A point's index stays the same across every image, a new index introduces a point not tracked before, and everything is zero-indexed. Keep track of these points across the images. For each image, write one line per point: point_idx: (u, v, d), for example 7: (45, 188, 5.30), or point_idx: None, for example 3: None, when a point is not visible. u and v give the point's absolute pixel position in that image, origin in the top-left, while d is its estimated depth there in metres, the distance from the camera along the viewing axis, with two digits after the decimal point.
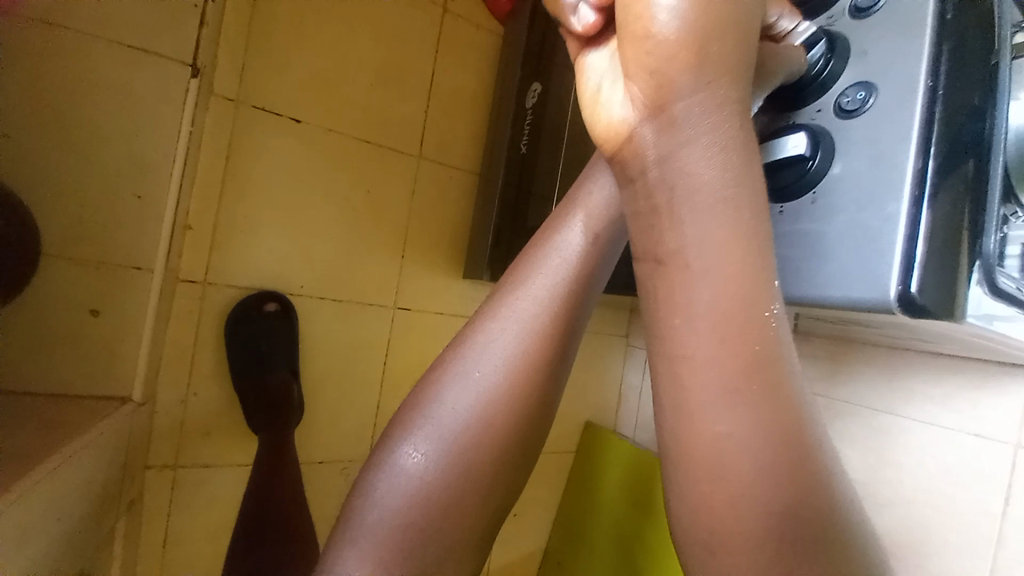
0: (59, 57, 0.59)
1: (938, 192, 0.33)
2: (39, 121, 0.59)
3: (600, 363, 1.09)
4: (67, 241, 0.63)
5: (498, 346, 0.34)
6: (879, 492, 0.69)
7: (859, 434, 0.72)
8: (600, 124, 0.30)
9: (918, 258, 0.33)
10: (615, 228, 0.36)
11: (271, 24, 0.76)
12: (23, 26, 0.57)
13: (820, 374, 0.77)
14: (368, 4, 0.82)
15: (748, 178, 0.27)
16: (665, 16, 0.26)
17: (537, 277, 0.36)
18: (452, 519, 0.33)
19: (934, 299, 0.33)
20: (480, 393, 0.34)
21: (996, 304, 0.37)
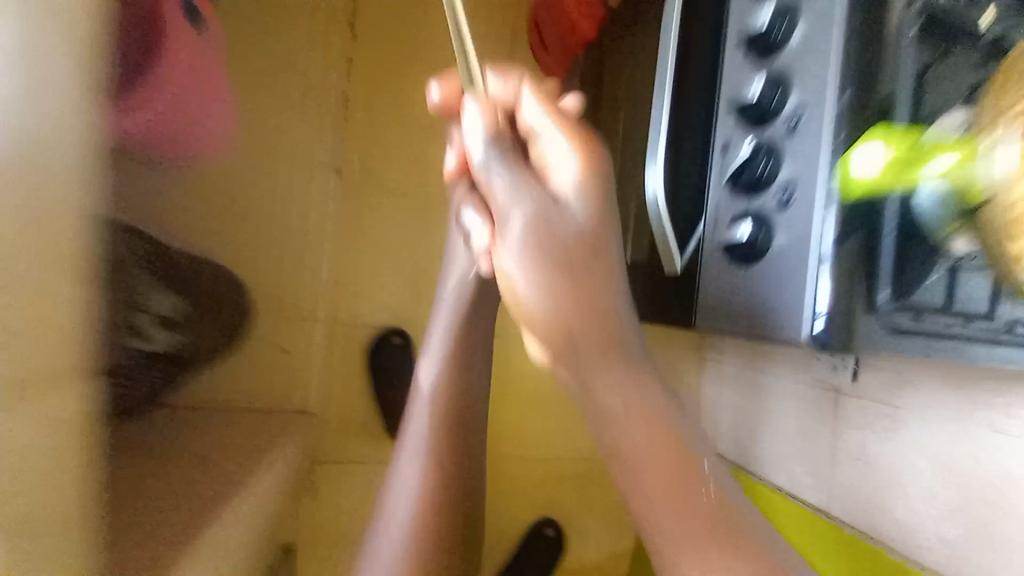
0: (257, 185, 0.92)
1: (834, 264, 0.49)
2: (249, 228, 0.93)
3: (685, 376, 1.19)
4: (271, 302, 0.98)
5: (420, 446, 0.53)
6: (959, 505, 0.70)
7: (930, 447, 0.73)
8: (533, 356, 0.43)
9: (820, 313, 0.50)
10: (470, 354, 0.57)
11: (387, 131, 1.07)
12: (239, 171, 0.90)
13: (882, 386, 0.78)
14: (453, 98, 1.09)
15: (621, 334, 0.41)
16: (527, 299, 0.40)
17: (417, 409, 0.55)
18: (454, 516, 0.53)
19: (834, 337, 0.49)
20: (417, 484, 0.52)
21: (898, 336, 0.50)
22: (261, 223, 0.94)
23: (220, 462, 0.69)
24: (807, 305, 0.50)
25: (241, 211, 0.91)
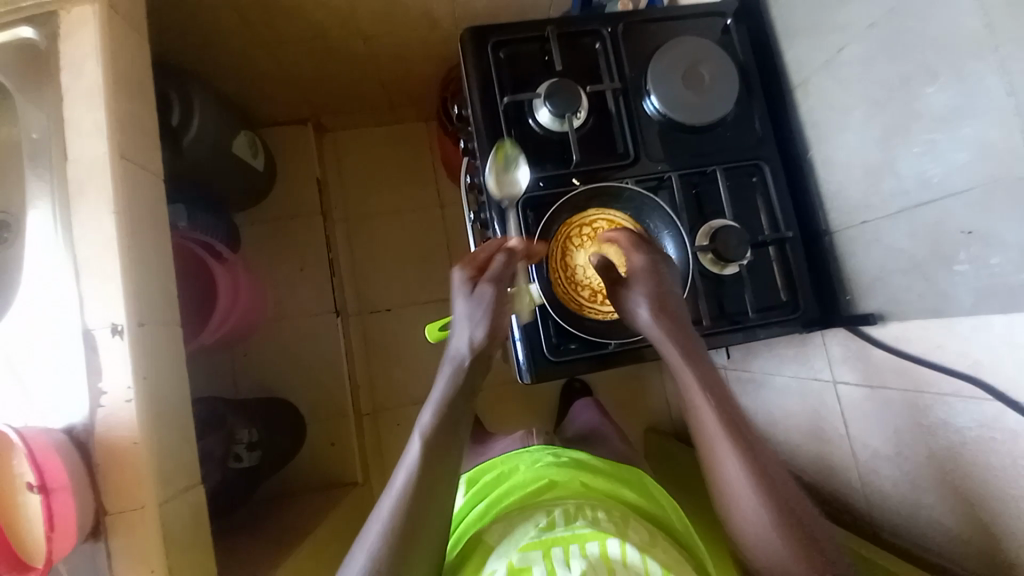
0: (294, 337, 1.51)
1: (517, 334, 0.78)
2: (294, 365, 1.50)
3: (644, 378, 1.57)
4: (317, 411, 1.49)
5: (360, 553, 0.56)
6: (861, 456, 0.83)
7: (818, 419, 0.91)
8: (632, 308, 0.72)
9: (520, 363, 0.78)
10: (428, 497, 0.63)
11: (369, 270, 1.61)
12: (282, 331, 1.51)
13: (763, 366, 1.04)
14: (408, 233, 1.63)
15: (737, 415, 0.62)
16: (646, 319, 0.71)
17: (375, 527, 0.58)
18: None
19: (529, 376, 0.77)
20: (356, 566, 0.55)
21: (567, 358, 0.77)
22: (300, 361, 1.50)
23: (300, 524, 1.15)
24: (515, 351, 0.79)
25: (290, 354, 1.50)
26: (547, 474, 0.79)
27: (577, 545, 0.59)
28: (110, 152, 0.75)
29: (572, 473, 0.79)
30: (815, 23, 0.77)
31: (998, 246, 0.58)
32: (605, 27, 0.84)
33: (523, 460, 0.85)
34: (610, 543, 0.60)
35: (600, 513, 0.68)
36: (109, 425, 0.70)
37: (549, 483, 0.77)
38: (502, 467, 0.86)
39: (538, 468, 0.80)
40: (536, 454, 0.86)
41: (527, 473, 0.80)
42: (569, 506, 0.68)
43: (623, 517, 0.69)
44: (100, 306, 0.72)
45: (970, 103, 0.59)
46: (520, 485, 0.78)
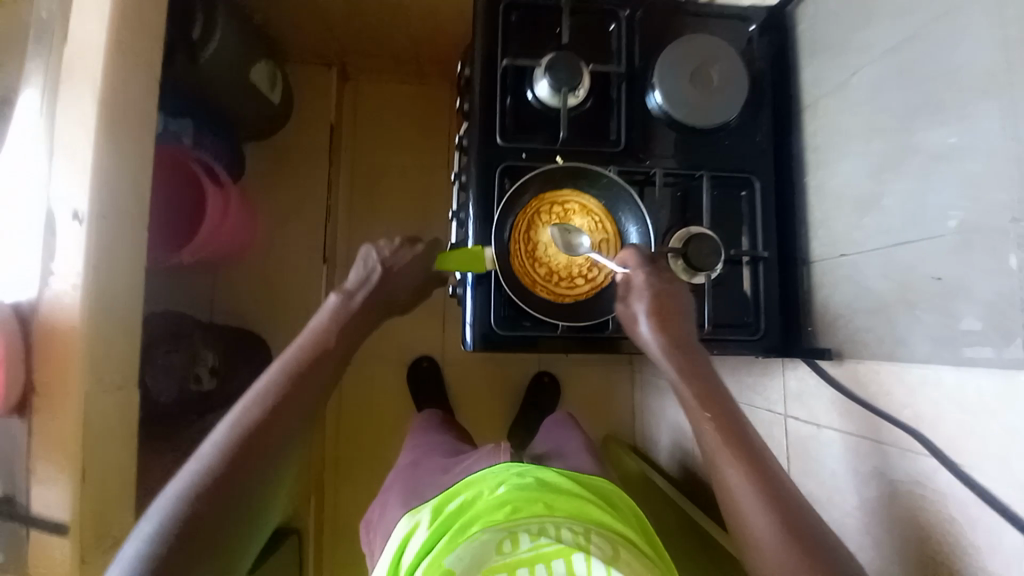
0: (278, 274, 1.52)
1: (470, 297, 0.75)
2: (272, 301, 1.51)
3: (613, 383, 1.55)
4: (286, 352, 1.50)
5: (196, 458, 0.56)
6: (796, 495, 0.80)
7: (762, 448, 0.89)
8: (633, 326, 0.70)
9: (466, 327, 0.76)
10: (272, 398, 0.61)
11: (364, 223, 1.61)
12: (267, 266, 1.52)
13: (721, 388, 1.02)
14: (410, 195, 1.63)
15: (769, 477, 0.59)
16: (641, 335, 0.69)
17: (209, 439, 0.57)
18: None
19: (472, 342, 0.75)
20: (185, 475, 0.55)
21: (514, 333, 0.75)
22: (278, 298, 1.52)
23: None
24: (464, 319, 0.77)
25: (271, 290, 1.52)
26: (511, 498, 0.67)
27: (543, 566, 0.59)
28: (106, 42, 0.76)
29: (538, 494, 0.68)
30: (837, 43, 0.74)
31: (966, 297, 0.55)
32: (622, 10, 0.82)
33: (479, 483, 0.71)
34: (576, 561, 0.60)
35: (562, 527, 0.63)
36: (54, 304, 0.71)
37: (514, 508, 0.65)
38: (451, 493, 0.71)
39: (499, 494, 0.68)
40: (495, 474, 0.72)
41: (487, 499, 0.67)
42: (532, 523, 0.63)
43: (588, 529, 0.64)
44: (68, 190, 0.73)
45: (968, 145, 0.55)
46: (480, 516, 0.65)
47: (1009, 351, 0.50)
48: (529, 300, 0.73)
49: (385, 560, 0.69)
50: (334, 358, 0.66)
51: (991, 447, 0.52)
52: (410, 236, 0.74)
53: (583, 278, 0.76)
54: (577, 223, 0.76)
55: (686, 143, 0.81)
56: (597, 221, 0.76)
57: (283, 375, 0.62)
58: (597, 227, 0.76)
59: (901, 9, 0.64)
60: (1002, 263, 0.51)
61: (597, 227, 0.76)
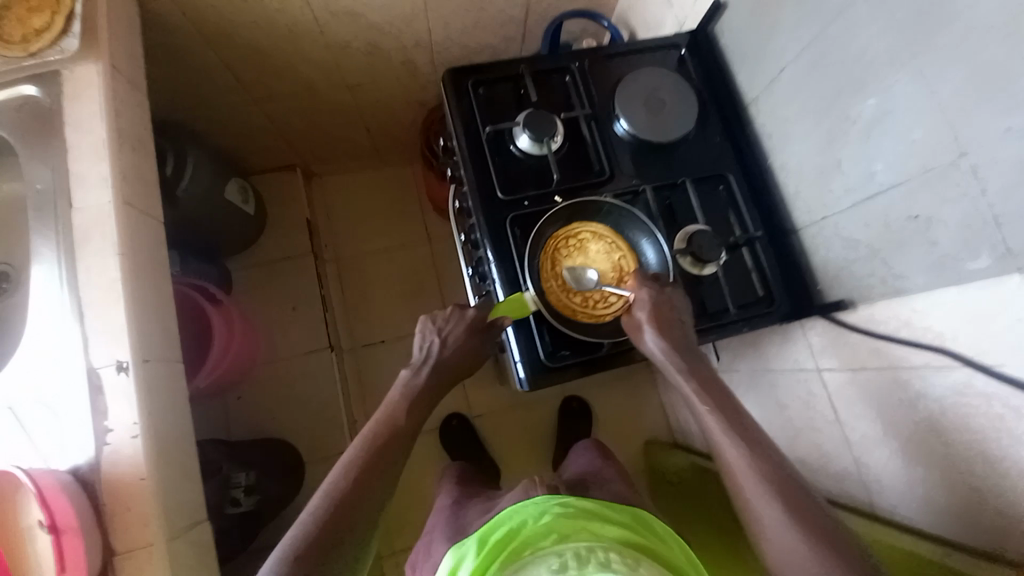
0: (288, 376, 1.51)
1: (516, 339, 0.80)
2: (289, 403, 1.49)
3: (638, 390, 1.60)
4: (315, 451, 1.47)
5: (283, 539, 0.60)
6: (851, 439, 0.86)
7: (806, 406, 0.95)
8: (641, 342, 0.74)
9: (518, 369, 0.80)
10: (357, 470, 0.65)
11: (361, 305, 1.64)
12: (277, 371, 1.51)
13: (750, 363, 1.09)
14: (399, 266, 1.68)
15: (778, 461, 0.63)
16: (652, 349, 0.73)
17: (298, 517, 0.61)
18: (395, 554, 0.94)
19: (527, 382, 0.79)
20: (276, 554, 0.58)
21: (563, 362, 0.80)
22: (294, 399, 1.50)
23: None
24: (514, 362, 0.81)
25: (286, 394, 1.50)
26: (556, 528, 0.66)
27: None
28: (114, 199, 0.79)
29: (583, 520, 0.67)
30: (758, 49, 0.87)
31: (939, 225, 0.64)
32: (573, 63, 0.93)
33: (521, 513, 0.70)
34: None
35: (610, 552, 0.61)
36: (114, 461, 0.70)
37: (561, 534, 0.65)
38: (495, 523, 0.70)
39: (545, 522, 0.67)
40: (538, 504, 0.71)
41: (534, 526, 0.67)
42: (579, 548, 0.61)
43: (636, 557, 0.61)
44: (107, 344, 0.74)
45: (895, 106, 0.67)
46: (528, 542, 0.65)
47: (993, 260, 0.59)
48: (572, 327, 0.80)
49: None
50: (406, 432, 0.70)
51: (1009, 340, 0.59)
52: (458, 303, 0.72)
53: (614, 296, 0.82)
54: (593, 249, 0.83)
55: (660, 159, 0.91)
56: (610, 242, 0.83)
57: (366, 455, 0.66)
58: (611, 249, 0.83)
59: (802, 13, 0.77)
60: (960, 192, 0.61)
61: (613, 248, 0.83)
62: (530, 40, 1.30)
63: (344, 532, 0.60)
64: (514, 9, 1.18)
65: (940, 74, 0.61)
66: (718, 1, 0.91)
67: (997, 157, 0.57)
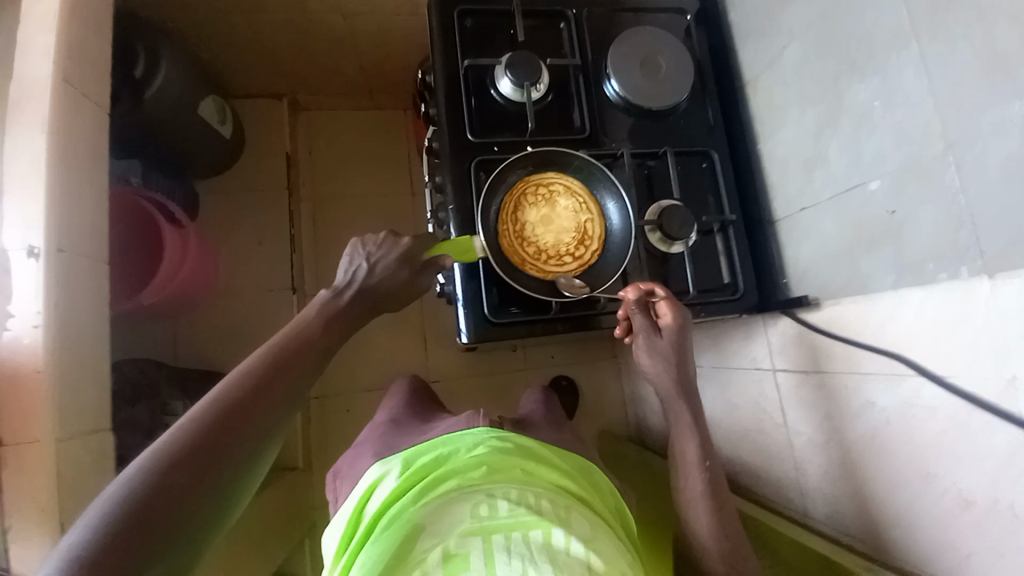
0: (245, 311, 1.47)
1: (463, 289, 0.75)
2: (241, 339, 1.45)
3: (602, 378, 1.56)
4: None
5: (158, 441, 0.44)
6: (795, 446, 0.83)
7: (755, 407, 0.92)
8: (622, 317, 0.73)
9: (460, 321, 0.76)
10: (262, 372, 0.52)
11: (331, 250, 1.58)
12: (234, 303, 1.47)
13: (709, 359, 1.05)
14: (377, 216, 1.62)
15: None
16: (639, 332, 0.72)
17: (179, 418, 0.47)
18: None
19: (468, 335, 0.75)
20: (151, 457, 0.43)
21: (508, 321, 0.75)
22: (247, 335, 1.45)
23: None
24: (457, 312, 0.76)
25: (240, 328, 1.45)
26: (488, 460, 0.63)
27: (518, 534, 0.54)
28: (52, 74, 0.73)
29: (520, 457, 0.65)
30: (765, 23, 0.81)
31: (914, 221, 0.60)
32: (570, 9, 0.87)
33: (456, 441, 0.67)
34: (554, 533, 0.54)
35: (543, 500, 0.58)
36: (14, 347, 0.66)
37: (491, 470, 0.62)
38: (427, 446, 0.67)
39: (477, 453, 0.64)
40: (476, 434, 0.67)
41: (464, 457, 0.63)
42: (514, 490, 0.59)
43: (569, 506, 0.60)
44: (23, 227, 0.69)
45: (890, 89, 0.62)
46: (455, 472, 0.62)
47: (966, 265, 0.55)
48: (527, 284, 0.75)
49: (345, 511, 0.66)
50: (330, 347, 0.58)
51: (966, 350, 0.56)
52: (393, 229, 0.67)
53: (571, 257, 0.77)
54: (561, 204, 0.78)
55: (646, 125, 0.86)
56: (580, 200, 0.78)
57: (273, 352, 0.55)
58: (577, 208, 0.78)
59: None
60: (940, 188, 0.57)
61: (581, 208, 0.78)
62: None
63: (242, 424, 0.48)
64: None
65: (942, 54, 0.56)
66: None
67: (988, 148, 0.52)
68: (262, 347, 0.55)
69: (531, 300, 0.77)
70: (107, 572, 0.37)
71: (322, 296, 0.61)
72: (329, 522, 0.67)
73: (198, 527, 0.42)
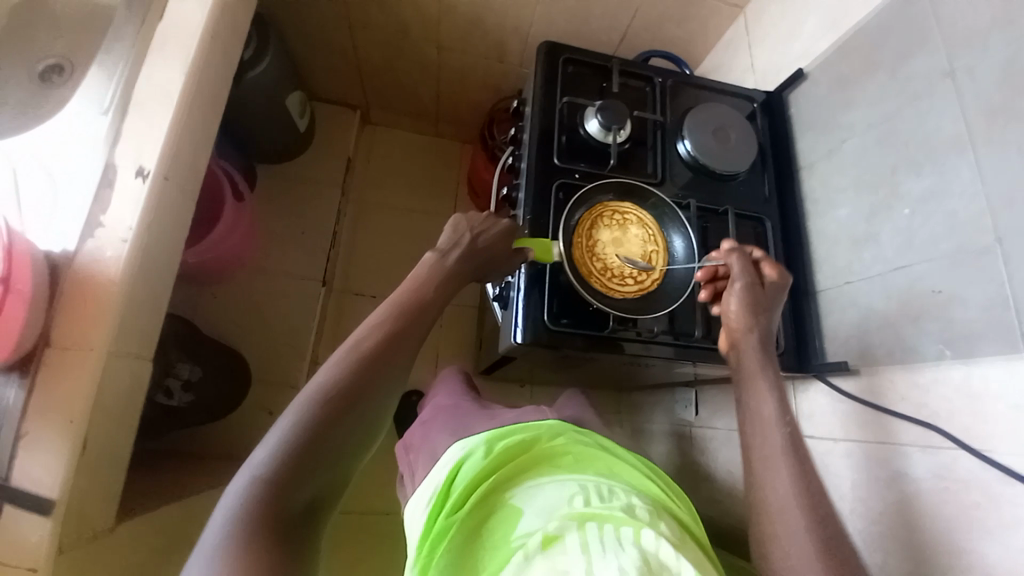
0: (270, 295, 1.47)
1: (526, 291, 0.79)
2: (258, 319, 1.45)
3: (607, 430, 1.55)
4: (266, 376, 1.41)
5: (310, 388, 0.49)
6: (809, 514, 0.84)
7: None
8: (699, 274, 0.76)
9: (516, 322, 0.79)
10: (381, 322, 0.55)
11: (366, 254, 1.62)
12: (261, 284, 1.47)
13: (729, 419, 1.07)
14: (418, 232, 1.68)
15: None
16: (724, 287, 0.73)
17: (322, 366, 0.51)
18: None
19: (523, 336, 0.77)
20: (306, 400, 0.48)
21: (562, 330, 0.78)
22: (264, 317, 1.45)
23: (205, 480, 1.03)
24: (515, 313, 0.79)
25: (260, 309, 1.46)
26: (573, 451, 0.60)
27: (610, 525, 0.48)
28: (203, 25, 0.79)
29: (602, 454, 0.61)
30: (826, 120, 0.92)
31: (964, 304, 0.66)
32: (657, 76, 0.99)
33: (536, 428, 0.64)
34: (644, 533, 0.48)
35: (634, 499, 0.53)
36: (93, 256, 0.67)
37: (577, 460, 0.59)
38: (507, 431, 0.63)
39: (559, 442, 0.61)
40: (553, 426, 0.64)
41: (548, 445, 0.60)
42: (600, 484, 0.54)
43: (658, 511, 0.54)
44: (138, 149, 0.73)
45: (946, 188, 0.70)
46: (539, 460, 0.59)
47: (1009, 347, 0.60)
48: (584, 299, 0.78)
49: (427, 489, 0.60)
50: (435, 304, 0.60)
51: (1005, 426, 0.59)
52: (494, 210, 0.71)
53: (632, 282, 0.81)
54: (632, 233, 0.84)
55: (710, 186, 0.94)
56: (650, 233, 0.84)
57: (400, 312, 0.57)
58: (644, 239, 0.83)
59: (878, 94, 0.83)
60: (989, 275, 0.64)
61: (649, 239, 0.84)
62: None
63: (378, 375, 0.51)
64: (614, 32, 1.26)
65: (997, 164, 0.65)
66: (803, 70, 0.98)
67: None
68: (383, 303, 0.57)
69: (588, 316, 0.80)
70: (278, 497, 0.42)
71: (430, 257, 0.63)
72: (410, 501, 0.63)
73: (343, 460, 0.47)
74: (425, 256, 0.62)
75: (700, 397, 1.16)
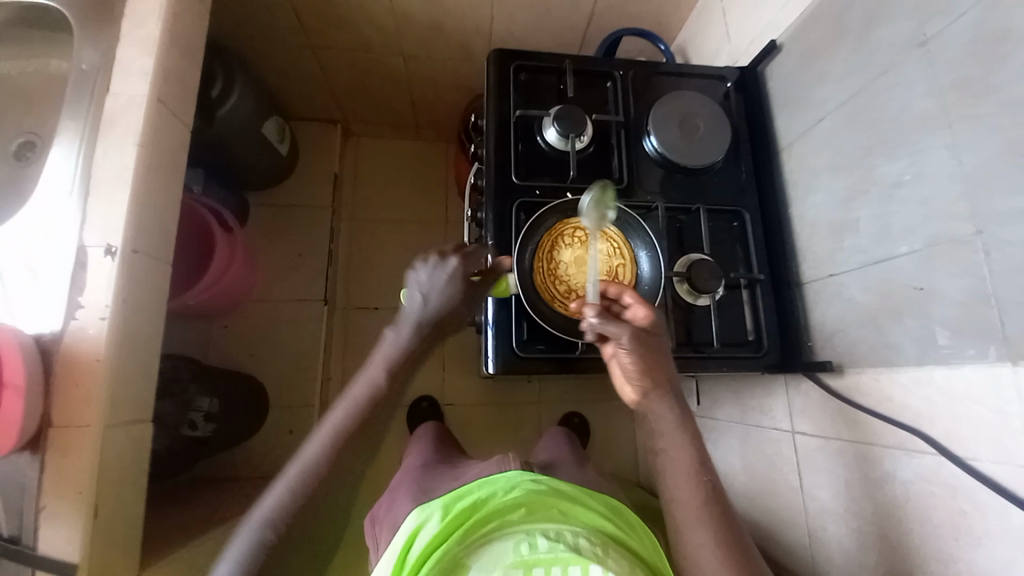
0: (277, 320, 1.53)
1: (495, 317, 0.79)
2: (269, 345, 1.51)
3: (618, 419, 1.55)
4: (284, 399, 1.48)
5: (272, 495, 0.58)
6: (810, 511, 0.83)
7: (771, 463, 0.92)
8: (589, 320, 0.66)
9: (488, 350, 0.79)
10: (338, 425, 0.62)
11: (364, 267, 1.65)
12: (268, 311, 1.53)
13: (728, 411, 1.05)
14: (412, 239, 1.68)
15: None
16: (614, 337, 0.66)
17: (285, 470, 0.60)
18: None
19: (494, 364, 0.78)
20: (267, 507, 0.57)
21: (533, 355, 0.79)
22: (274, 342, 1.51)
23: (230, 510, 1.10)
24: (486, 341, 0.80)
25: (270, 335, 1.52)
26: (526, 500, 0.65)
27: (558, 568, 0.56)
28: (148, 94, 0.81)
29: (553, 499, 0.66)
30: (801, 97, 0.86)
31: (942, 302, 0.61)
32: (616, 70, 0.94)
33: (491, 483, 0.68)
34: (592, 570, 0.56)
35: (581, 538, 0.60)
36: (76, 338, 0.72)
37: (530, 510, 0.64)
38: (463, 491, 0.67)
39: (513, 495, 0.65)
40: (510, 478, 0.68)
41: (502, 499, 0.65)
42: (550, 529, 0.60)
43: (605, 544, 0.61)
44: (103, 228, 0.76)
45: (920, 173, 0.65)
46: (495, 514, 0.63)
47: (988, 349, 0.56)
48: (551, 322, 0.78)
49: (387, 561, 0.63)
50: (391, 394, 0.65)
51: (987, 433, 0.56)
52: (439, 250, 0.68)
53: None
54: (597, 247, 0.83)
55: (680, 184, 0.90)
56: (615, 246, 0.83)
57: (355, 411, 0.63)
58: (609, 252, 0.83)
59: (848, 67, 0.76)
60: (967, 269, 0.59)
61: (614, 252, 0.83)
62: (588, 50, 1.32)
63: (329, 481, 0.59)
64: (577, 17, 1.19)
65: (972, 145, 0.58)
66: (775, 41, 0.90)
67: (1014, 236, 0.54)
68: (344, 398, 0.65)
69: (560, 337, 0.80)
70: None
71: (388, 338, 0.68)
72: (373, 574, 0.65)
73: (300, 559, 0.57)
74: (385, 339, 0.67)
75: (700, 389, 1.15)
